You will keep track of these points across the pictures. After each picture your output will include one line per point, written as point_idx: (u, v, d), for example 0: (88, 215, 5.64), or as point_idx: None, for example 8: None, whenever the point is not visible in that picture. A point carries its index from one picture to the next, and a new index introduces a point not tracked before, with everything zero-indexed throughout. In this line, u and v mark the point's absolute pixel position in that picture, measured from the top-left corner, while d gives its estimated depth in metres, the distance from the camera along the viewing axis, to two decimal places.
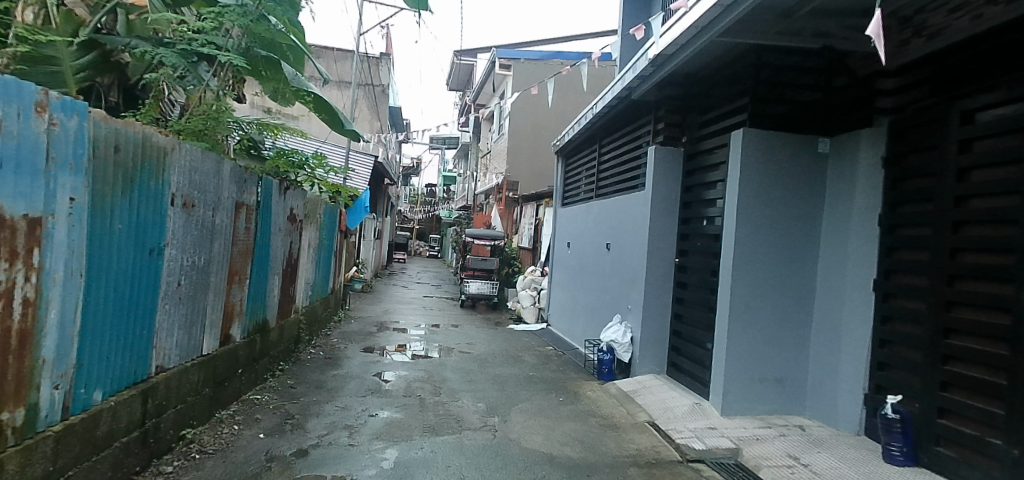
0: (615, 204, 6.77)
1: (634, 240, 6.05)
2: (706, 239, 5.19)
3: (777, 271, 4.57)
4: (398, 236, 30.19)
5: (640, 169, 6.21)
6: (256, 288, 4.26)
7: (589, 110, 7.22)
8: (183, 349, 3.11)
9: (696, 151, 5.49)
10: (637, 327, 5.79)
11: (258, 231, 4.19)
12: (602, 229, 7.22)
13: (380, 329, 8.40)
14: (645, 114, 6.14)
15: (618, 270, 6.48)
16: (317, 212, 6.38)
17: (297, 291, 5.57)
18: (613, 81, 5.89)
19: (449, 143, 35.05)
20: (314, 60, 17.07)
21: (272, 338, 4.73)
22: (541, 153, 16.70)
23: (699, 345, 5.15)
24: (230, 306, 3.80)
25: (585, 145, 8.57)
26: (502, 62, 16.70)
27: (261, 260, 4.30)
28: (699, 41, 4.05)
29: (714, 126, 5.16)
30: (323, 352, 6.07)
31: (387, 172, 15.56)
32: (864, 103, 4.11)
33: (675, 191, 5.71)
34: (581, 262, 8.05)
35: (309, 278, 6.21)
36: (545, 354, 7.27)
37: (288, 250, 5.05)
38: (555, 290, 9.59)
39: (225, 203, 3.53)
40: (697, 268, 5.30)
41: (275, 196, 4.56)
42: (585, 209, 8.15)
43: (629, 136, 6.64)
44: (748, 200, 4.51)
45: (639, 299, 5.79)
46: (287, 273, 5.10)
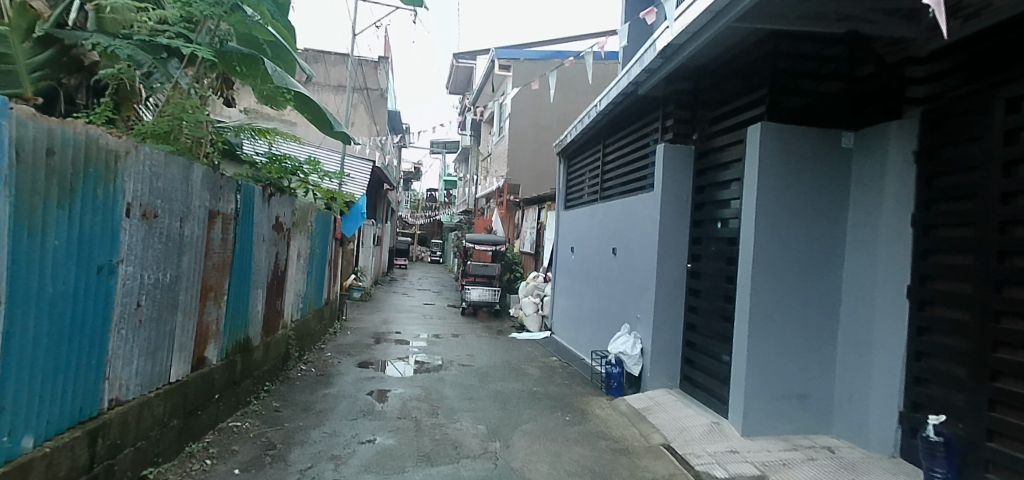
0: (621, 206, 6.44)
1: (642, 245, 5.71)
2: (720, 244, 4.84)
3: (800, 277, 4.22)
4: (400, 242, 29.92)
5: (647, 169, 5.88)
6: (236, 304, 3.94)
7: (593, 108, 6.89)
8: (143, 378, 2.78)
9: (707, 149, 5.15)
10: (647, 339, 5.45)
11: (237, 243, 3.86)
12: (608, 234, 6.88)
13: (378, 341, 8.07)
14: (652, 111, 5.82)
15: (625, 278, 6.14)
16: (308, 220, 6.05)
17: (286, 305, 5.25)
18: (618, 75, 5.58)
19: (449, 148, 34.78)
20: (311, 65, 16.82)
21: (256, 358, 4.40)
22: (543, 155, 16.38)
23: (714, 358, 4.79)
24: (204, 326, 3.46)
25: (589, 146, 8.23)
26: (502, 63, 16.42)
27: (241, 273, 3.98)
28: (713, 29, 3.72)
29: (727, 121, 4.84)
30: (315, 368, 5.73)
31: (385, 178, 15.28)
32: (891, 94, 3.75)
33: (686, 192, 5.37)
34: (586, 268, 7.71)
35: (300, 291, 5.90)
36: (549, 367, 6.92)
37: (274, 261, 4.72)
38: (558, 297, 9.23)
39: (196, 213, 3.20)
40: (711, 274, 4.95)
41: (257, 204, 4.24)
42: (589, 213, 7.81)
43: (635, 134, 6.32)
44: (767, 201, 4.16)
45: (648, 308, 5.44)
46: (273, 286, 4.77)
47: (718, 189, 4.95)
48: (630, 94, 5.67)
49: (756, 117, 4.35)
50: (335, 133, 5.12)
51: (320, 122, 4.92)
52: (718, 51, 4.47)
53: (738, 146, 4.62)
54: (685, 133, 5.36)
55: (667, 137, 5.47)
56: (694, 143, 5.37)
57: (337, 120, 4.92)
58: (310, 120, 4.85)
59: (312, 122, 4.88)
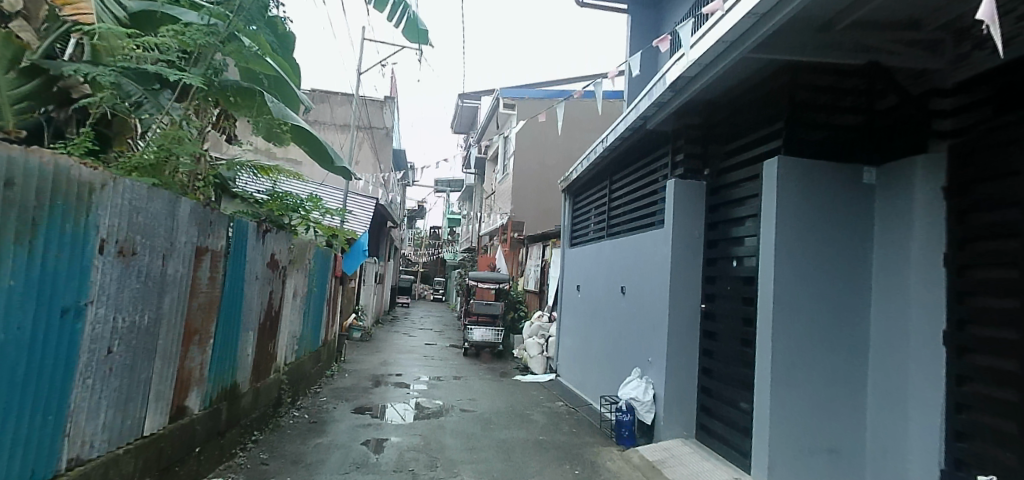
0: (629, 244, 6.23)
1: (653, 284, 5.46)
2: (736, 283, 4.60)
3: (825, 319, 3.95)
4: (403, 280, 29.73)
5: (657, 206, 5.73)
6: (225, 347, 3.69)
7: (599, 144, 6.80)
8: (112, 432, 2.52)
9: (720, 185, 4.99)
10: (660, 384, 5.13)
11: (228, 281, 3.66)
12: (616, 272, 6.64)
13: (377, 384, 7.73)
14: (661, 146, 5.70)
15: (635, 318, 5.86)
16: (306, 257, 5.86)
17: (279, 347, 4.98)
18: (626, 110, 5.49)
19: (454, 185, 34.95)
20: (318, 104, 17.05)
21: (244, 405, 4.12)
22: (547, 192, 16.31)
23: (734, 405, 4.47)
24: (186, 372, 3.21)
25: (595, 182, 8.12)
26: (507, 102, 16.62)
27: (231, 313, 3.75)
28: (727, 60, 3.62)
29: (741, 156, 4.69)
30: (308, 415, 5.42)
31: (389, 215, 15.20)
32: (916, 126, 3.60)
33: (698, 228, 5.18)
34: (594, 308, 7.44)
35: (295, 332, 5.63)
36: (556, 412, 6.56)
37: (268, 300, 4.50)
38: (564, 338, 8.91)
39: (181, 249, 3.01)
40: (727, 315, 4.68)
41: (252, 240, 4.05)
42: (595, 250, 7.62)
43: (643, 170, 6.19)
44: (786, 237, 3.95)
45: (661, 351, 5.14)
46: (266, 327, 4.53)
47: (732, 225, 4.75)
48: (637, 128, 5.57)
49: (772, 151, 4.19)
50: (335, 168, 5.07)
51: (319, 156, 4.87)
52: (731, 83, 4.36)
53: (753, 182, 4.45)
54: (697, 169, 5.21)
55: (677, 173, 5.32)
56: (705, 179, 5.22)
57: (337, 154, 4.88)
58: (310, 153, 4.80)
59: (311, 156, 4.83)
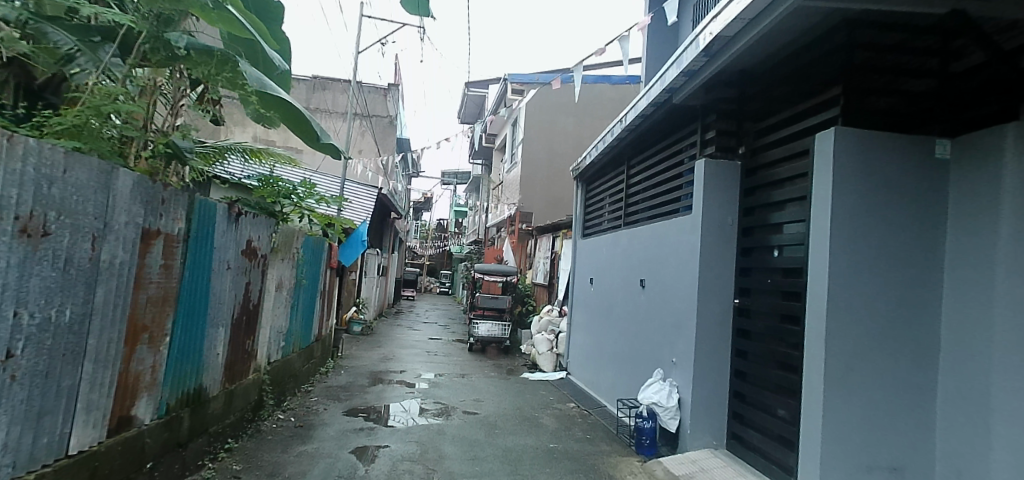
0: (650, 233, 5.67)
1: (677, 276, 4.91)
2: (776, 275, 4.02)
3: (887, 318, 3.37)
4: (409, 274, 29.33)
5: (682, 190, 5.16)
6: (186, 346, 3.17)
7: (617, 124, 6.22)
8: (19, 453, 1.97)
9: (757, 165, 4.39)
10: (686, 387, 4.56)
11: (188, 272, 3.11)
12: (633, 263, 6.08)
13: (374, 382, 7.24)
14: (688, 123, 5.11)
15: (656, 314, 5.30)
16: (294, 245, 5.35)
17: (259, 345, 4.47)
18: (649, 82, 4.90)
19: (460, 177, 34.36)
20: (319, 92, 16.55)
21: (213, 410, 3.60)
22: (557, 180, 15.70)
23: (773, 414, 3.91)
24: (134, 377, 2.69)
25: (610, 168, 7.54)
26: (515, 87, 16.01)
27: (193, 308, 3.22)
28: (778, 12, 3.03)
29: (783, 131, 4.09)
30: (295, 418, 4.93)
31: (393, 206, 14.73)
32: (1005, 89, 2.94)
33: (731, 213, 4.59)
34: (608, 303, 6.88)
35: (279, 327, 5.14)
36: (567, 415, 6.03)
37: (243, 292, 3.97)
38: (575, 334, 8.36)
39: (121, 232, 2.46)
40: (766, 311, 4.11)
41: (221, 225, 3.52)
42: (610, 241, 7.05)
43: (666, 151, 5.60)
44: (842, 220, 3.37)
45: (687, 351, 4.59)
46: (241, 323, 4.01)
47: (772, 209, 4.17)
48: (661, 103, 4.98)
49: (825, 122, 3.58)
50: (321, 146, 4.60)
51: (303, 133, 4.40)
52: (777, 45, 3.75)
53: (798, 159, 3.86)
54: (730, 147, 4.62)
55: (707, 152, 4.73)
56: (739, 158, 4.63)
57: (322, 130, 4.41)
58: (292, 127, 4.34)
59: (294, 131, 4.37)
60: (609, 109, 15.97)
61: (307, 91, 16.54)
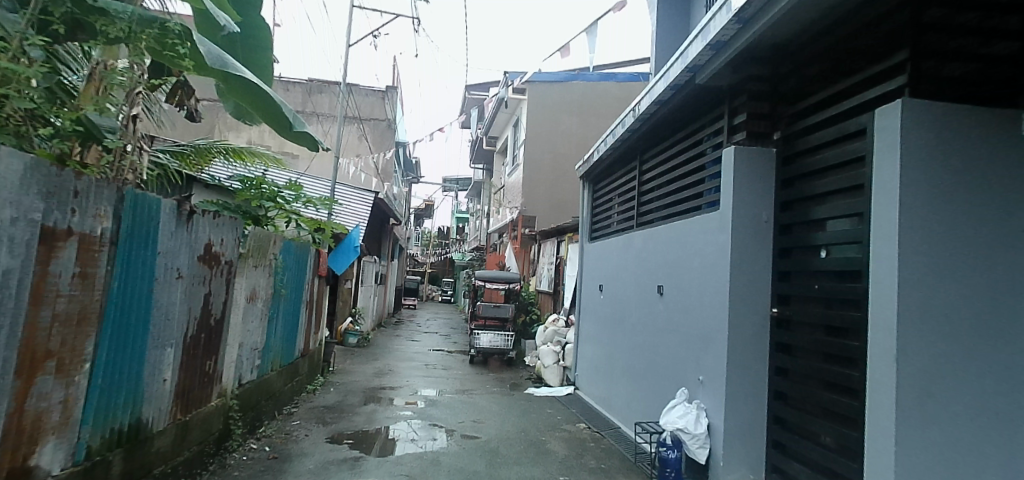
0: (669, 233, 5.07)
1: (702, 282, 4.31)
2: (823, 279, 3.41)
3: (970, 331, 2.75)
4: (409, 282, 28.70)
5: (705, 184, 4.58)
6: (116, 373, 2.57)
7: (629, 115, 5.67)
8: None
9: (795, 151, 3.80)
10: (716, 411, 3.96)
11: (118, 282, 2.53)
12: (649, 268, 5.48)
13: (366, 401, 6.63)
14: (711, 108, 4.54)
15: (678, 325, 4.70)
16: (271, 251, 4.78)
17: (225, 366, 3.89)
18: (668, 62, 4.34)
19: (461, 183, 33.82)
20: (315, 95, 16.09)
21: (159, 448, 3.00)
22: (561, 182, 15.12)
23: (822, 445, 3.30)
24: (36, 417, 2.09)
25: (620, 164, 6.98)
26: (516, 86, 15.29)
27: (128, 327, 2.63)
28: None
29: (827, 110, 3.50)
30: (269, 449, 4.32)
31: (391, 212, 14.17)
32: None
33: (765, 210, 3.99)
34: (620, 312, 6.27)
35: (253, 344, 4.55)
36: (578, 438, 5.41)
37: (200, 304, 3.40)
38: (584, 345, 7.75)
39: (10, 229, 1.88)
40: (811, 322, 3.50)
41: (167, 225, 2.94)
42: (622, 245, 6.46)
43: (686, 141, 5.03)
44: (915, 212, 2.76)
45: (717, 368, 3.99)
46: (199, 341, 3.42)
47: (816, 202, 3.58)
48: (680, 86, 4.42)
49: (886, 94, 2.99)
50: (297, 136, 4.07)
51: (273, 120, 3.87)
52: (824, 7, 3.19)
53: (849, 141, 3.26)
54: (763, 132, 4.04)
55: (734, 138, 4.15)
56: (773, 145, 4.04)
57: (295, 117, 3.88)
58: (261, 113, 3.82)
59: (263, 117, 3.85)
60: (614, 107, 15.41)
61: (302, 95, 16.06)
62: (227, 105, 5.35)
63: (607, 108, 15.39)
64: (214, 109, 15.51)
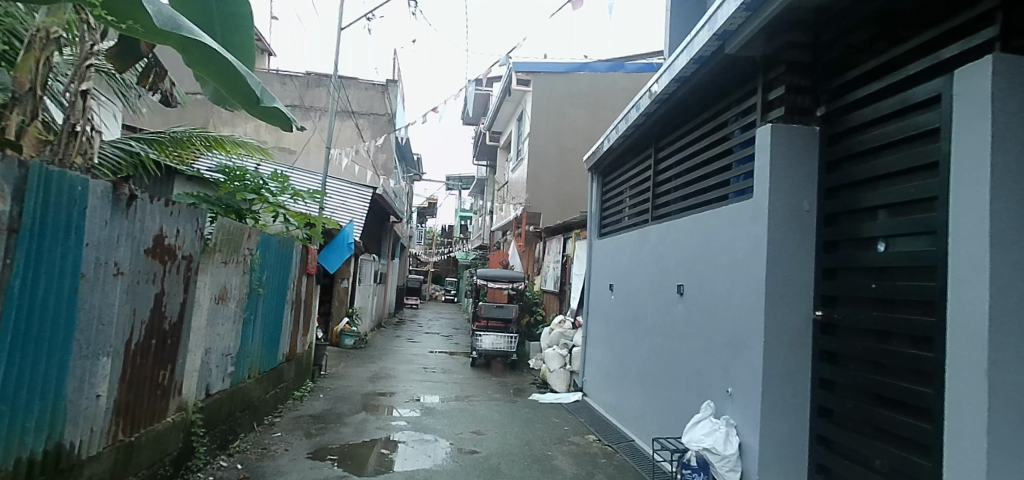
0: (691, 227, 4.54)
1: (732, 281, 3.80)
2: (879, 276, 2.88)
3: None
4: (411, 281, 28.31)
5: (734, 171, 4.06)
6: (19, 391, 2.03)
7: (644, 97, 5.15)
8: None
9: (843, 129, 3.25)
10: (749, 429, 3.44)
11: (21, 279, 2.00)
12: (667, 266, 4.96)
13: (357, 408, 6.14)
14: (741, 84, 3.99)
15: (702, 330, 4.18)
16: (245, 246, 4.29)
17: (186, 376, 3.40)
18: (693, 30, 3.81)
19: (464, 182, 33.39)
20: (313, 89, 15.65)
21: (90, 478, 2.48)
22: (567, 177, 14.58)
23: (875, 471, 2.77)
24: None
25: (632, 153, 6.47)
26: (520, 77, 14.61)
27: (39, 332, 2.11)
28: None
29: (883, 78, 2.94)
30: (240, 468, 3.82)
31: (391, 209, 13.70)
32: None
33: (806, 196, 3.45)
34: (633, 314, 5.75)
35: (223, 349, 4.07)
36: (587, 454, 4.89)
37: (150, 305, 2.90)
38: (592, 349, 7.22)
39: None
40: (864, 329, 2.96)
41: (99, 211, 2.43)
42: (635, 241, 5.94)
43: (710, 123, 4.50)
44: (1009, 192, 2.21)
45: (750, 379, 3.47)
46: (148, 348, 2.92)
47: (868, 187, 3.03)
48: (706, 59, 3.87)
49: (970, 52, 2.41)
50: (267, 114, 3.58)
51: (239, 94, 3.38)
52: None
53: (914, 113, 2.69)
54: (804, 108, 3.48)
55: (769, 116, 3.60)
56: (815, 123, 3.48)
57: (263, 90, 3.38)
58: (224, 86, 3.33)
59: (228, 91, 3.37)
60: (621, 99, 14.88)
61: (300, 88, 15.59)
62: (205, 89, 4.91)
63: (613, 100, 14.86)
64: (208, 103, 15.12)
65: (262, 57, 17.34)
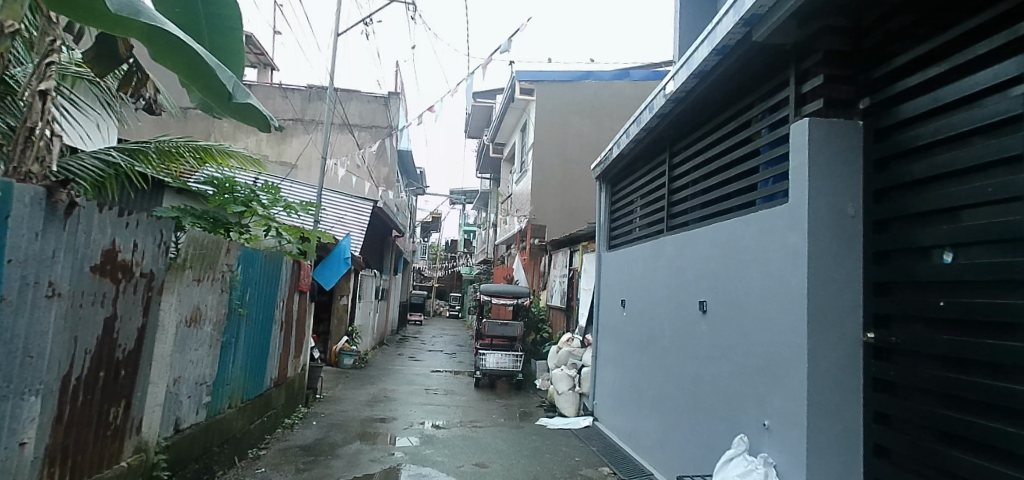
0: (714, 237, 4.12)
1: (765, 299, 3.37)
2: (945, 292, 2.43)
3: None
4: (414, 297, 27.90)
5: (762, 173, 3.67)
6: None
7: (659, 97, 4.79)
8: None
9: (890, 123, 2.83)
10: (793, 471, 3.00)
11: None
12: (687, 281, 4.54)
13: (352, 437, 5.69)
14: (768, 77, 3.62)
15: (731, 353, 3.74)
16: (223, 262, 3.90)
17: (146, 411, 3.00)
18: (715, 17, 3.45)
19: (468, 196, 33.12)
20: (314, 102, 15.39)
21: None
22: (573, 188, 14.20)
23: None
24: None
25: (643, 160, 6.10)
26: (523, 86, 14.31)
27: None
28: None
29: (940, 61, 2.52)
30: None
31: (392, 223, 13.34)
32: None
33: (849, 200, 3.02)
34: (648, 333, 5.31)
35: (196, 378, 3.66)
36: None
37: (96, 331, 2.49)
38: (603, 369, 6.77)
39: None
40: (926, 355, 2.51)
41: (27, 220, 2.00)
42: (648, 253, 5.53)
43: (732, 123, 4.12)
44: None
45: (792, 412, 3.04)
46: (95, 384, 2.51)
47: (926, 187, 2.60)
48: (730, 49, 3.50)
49: None
50: (242, 112, 3.23)
51: (209, 90, 3.03)
52: None
53: (984, 98, 2.27)
54: (844, 99, 3.07)
55: (804, 111, 3.20)
56: (857, 117, 3.07)
57: (236, 84, 3.02)
58: (191, 82, 2.97)
59: (196, 87, 3.01)
60: (628, 108, 14.54)
61: (300, 102, 15.35)
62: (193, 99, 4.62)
63: (619, 109, 14.53)
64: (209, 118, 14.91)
65: (264, 71, 17.18)
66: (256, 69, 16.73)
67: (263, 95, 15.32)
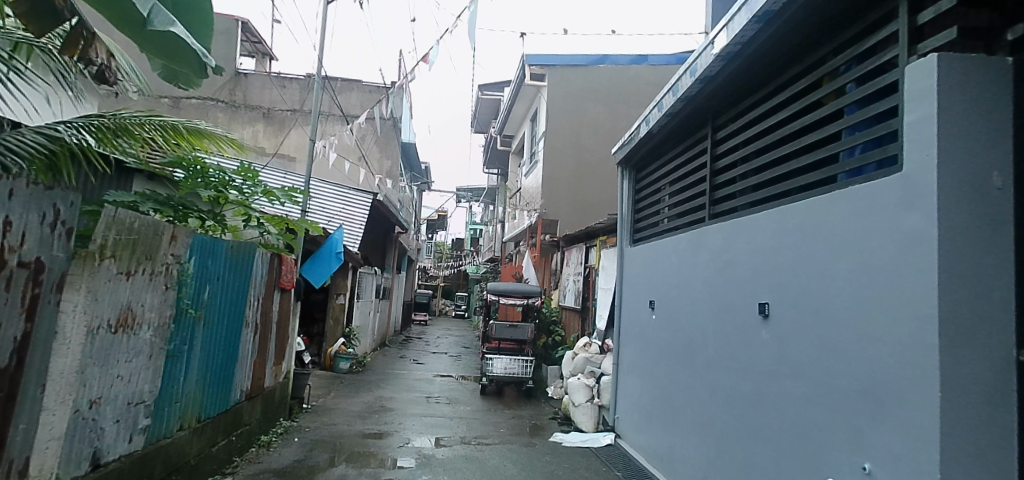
0: (781, 223, 3.29)
1: (865, 303, 2.54)
2: None
3: None
4: (420, 296, 27.29)
5: (845, 140, 2.85)
6: None
7: (704, 56, 4.03)
8: None
9: None
10: None
11: None
12: (741, 278, 3.73)
13: (339, 457, 4.92)
14: (854, 17, 2.81)
15: (809, 370, 2.92)
16: (163, 251, 3.13)
17: (36, 448, 2.21)
18: None
19: (476, 193, 32.39)
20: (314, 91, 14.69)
21: None
22: (587, 180, 13.40)
23: None
24: None
25: (673, 140, 5.36)
26: (534, 72, 13.52)
27: None
28: None
29: None
30: None
31: (395, 218, 12.60)
32: None
33: (994, 165, 2.16)
34: (686, 339, 4.50)
35: (126, 396, 2.89)
36: None
37: None
38: (625, 379, 5.98)
39: None
40: None
41: None
42: (683, 246, 4.73)
43: (800, 82, 3.34)
44: None
45: (913, 456, 2.20)
46: None
47: None
48: None
49: None
50: (176, 48, 2.57)
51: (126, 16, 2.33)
52: None
53: None
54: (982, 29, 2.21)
55: (921, 49, 2.36)
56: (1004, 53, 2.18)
57: (154, 6, 2.26)
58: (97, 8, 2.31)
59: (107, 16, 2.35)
60: (646, 94, 13.72)
61: (300, 92, 14.65)
62: (153, 67, 3.58)
63: (636, 95, 13.71)
64: (205, 107, 14.32)
65: (264, 59, 16.57)
66: (254, 57, 16.10)
67: (261, 84, 14.65)
